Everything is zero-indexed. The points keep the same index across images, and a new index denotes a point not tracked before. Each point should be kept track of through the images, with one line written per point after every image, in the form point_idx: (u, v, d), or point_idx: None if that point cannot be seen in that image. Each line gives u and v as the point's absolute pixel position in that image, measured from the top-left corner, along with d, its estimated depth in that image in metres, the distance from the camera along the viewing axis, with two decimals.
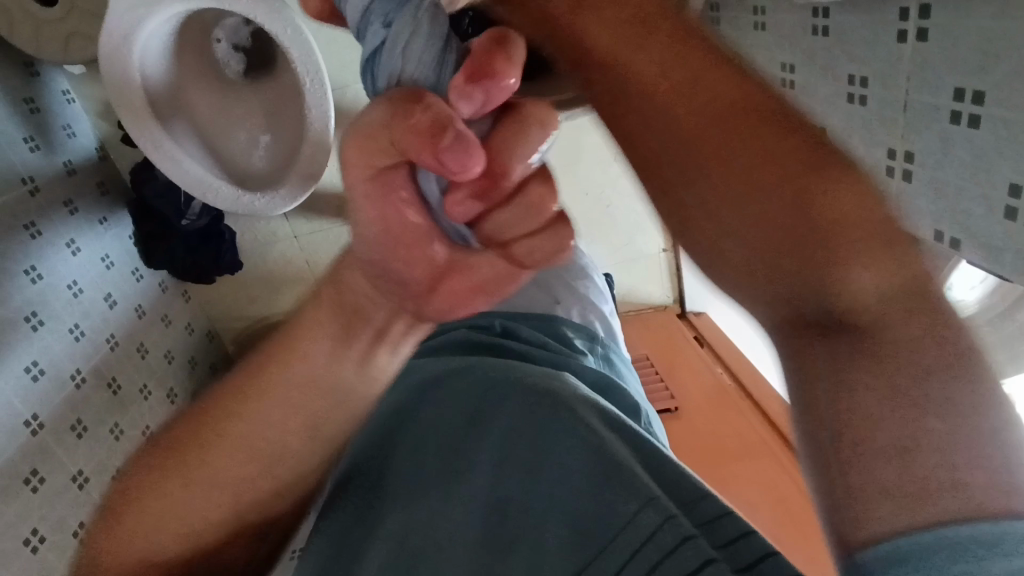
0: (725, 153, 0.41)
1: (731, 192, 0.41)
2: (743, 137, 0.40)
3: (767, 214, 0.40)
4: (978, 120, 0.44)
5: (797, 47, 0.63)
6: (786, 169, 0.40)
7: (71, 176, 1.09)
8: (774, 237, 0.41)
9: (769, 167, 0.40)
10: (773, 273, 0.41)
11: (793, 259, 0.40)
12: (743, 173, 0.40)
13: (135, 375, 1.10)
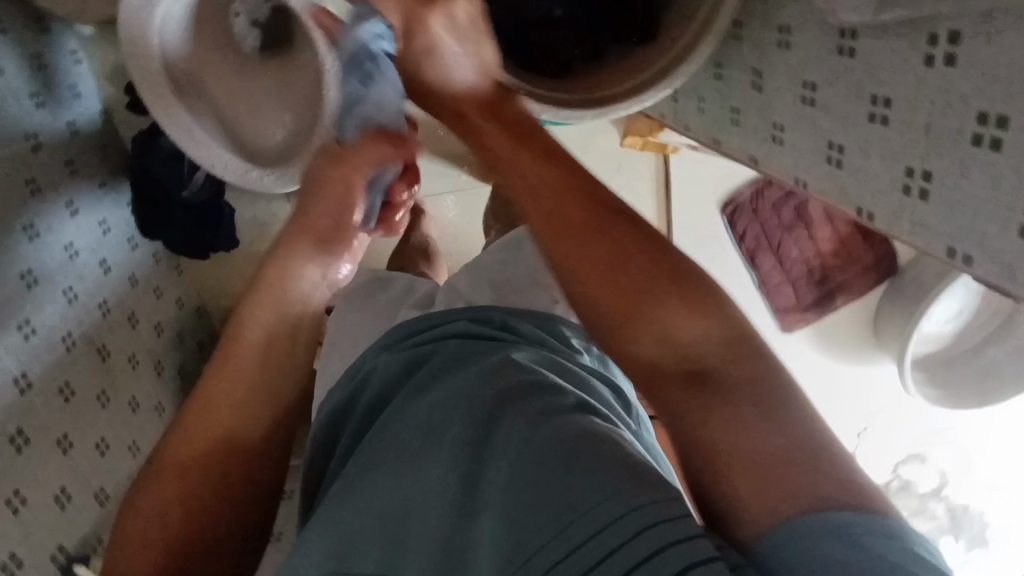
0: (586, 272, 0.54)
1: (603, 280, 0.53)
2: (588, 217, 0.55)
3: (623, 307, 0.53)
4: (1001, 143, 0.46)
5: (821, 66, 0.66)
6: (638, 265, 0.53)
7: (75, 137, 1.07)
8: (637, 317, 0.53)
9: (615, 255, 0.54)
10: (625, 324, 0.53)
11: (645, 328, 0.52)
12: (615, 277, 0.53)
13: (124, 344, 1.08)
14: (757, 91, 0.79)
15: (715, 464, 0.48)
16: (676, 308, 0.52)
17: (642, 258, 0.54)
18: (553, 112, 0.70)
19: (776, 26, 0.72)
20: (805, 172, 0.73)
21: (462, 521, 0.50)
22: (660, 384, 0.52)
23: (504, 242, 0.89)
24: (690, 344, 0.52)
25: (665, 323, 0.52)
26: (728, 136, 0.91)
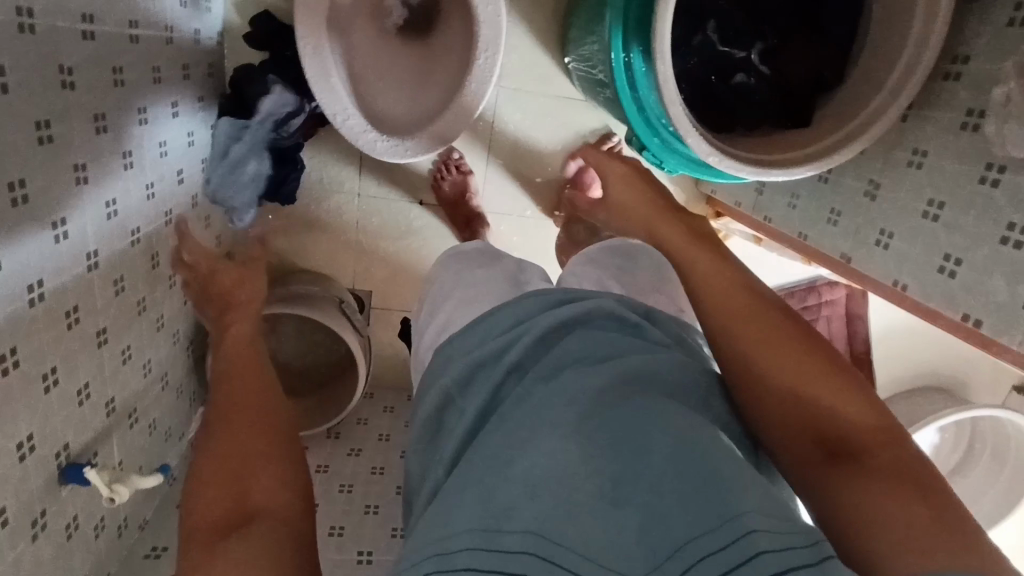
0: (747, 359, 0.64)
1: (766, 366, 0.63)
2: (764, 322, 0.66)
3: (779, 390, 0.62)
4: None
5: (953, 190, 0.76)
6: (807, 358, 0.63)
7: (196, 45, 1.05)
8: (787, 394, 0.61)
9: (782, 340, 0.65)
10: (783, 390, 0.62)
11: (798, 395, 0.61)
12: (774, 366, 0.63)
13: (171, 261, 1.01)
14: (868, 200, 0.90)
15: (849, 521, 0.53)
16: (827, 400, 0.60)
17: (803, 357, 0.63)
18: (719, 158, 0.77)
19: (910, 148, 0.83)
20: (908, 277, 0.82)
21: (610, 516, 0.45)
22: (809, 454, 0.58)
23: (617, 244, 0.87)
24: (828, 422, 0.59)
25: (822, 407, 0.60)
26: (817, 233, 1.00)
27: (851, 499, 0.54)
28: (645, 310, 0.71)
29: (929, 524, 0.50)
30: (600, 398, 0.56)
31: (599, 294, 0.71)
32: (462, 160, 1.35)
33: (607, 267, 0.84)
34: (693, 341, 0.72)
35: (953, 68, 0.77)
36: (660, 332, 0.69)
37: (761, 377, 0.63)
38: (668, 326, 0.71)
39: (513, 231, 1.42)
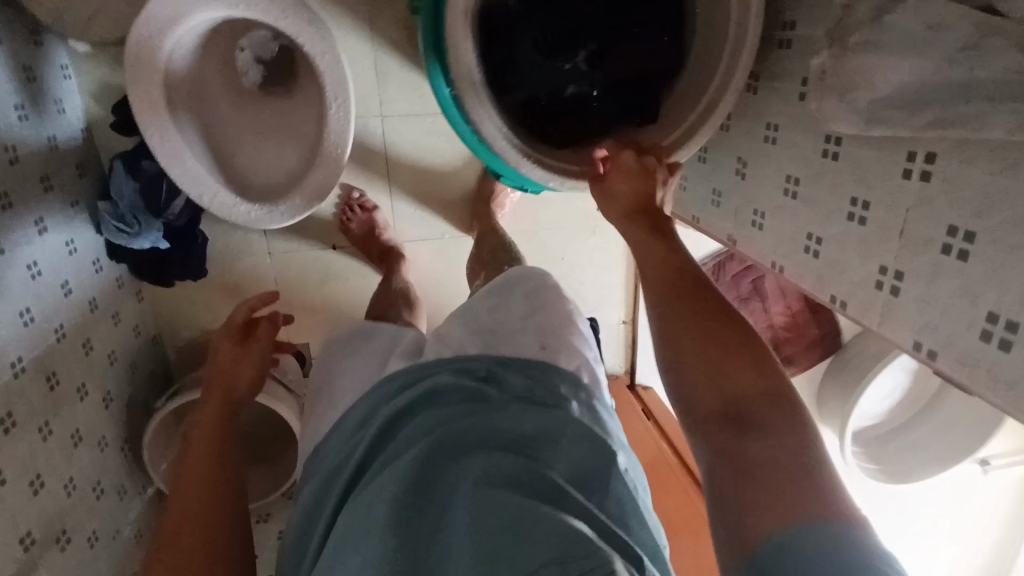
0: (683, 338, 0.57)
1: (692, 343, 0.57)
2: (696, 299, 0.60)
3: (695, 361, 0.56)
4: (968, 254, 0.53)
5: (804, 165, 0.72)
6: (724, 329, 0.57)
7: (53, 151, 1.03)
8: (707, 363, 0.56)
9: (700, 310, 0.59)
10: (688, 362, 0.57)
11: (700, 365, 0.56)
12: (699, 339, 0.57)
13: (75, 372, 1.01)
14: (740, 178, 0.86)
15: (733, 491, 0.49)
16: (750, 371, 0.54)
17: (702, 321, 0.58)
18: (557, 182, 0.77)
19: (765, 123, 0.79)
20: (781, 257, 0.79)
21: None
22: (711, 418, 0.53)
23: (495, 283, 0.86)
24: (729, 394, 0.54)
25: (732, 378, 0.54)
26: (707, 214, 0.97)
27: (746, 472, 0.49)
28: (488, 371, 0.72)
29: (788, 487, 0.47)
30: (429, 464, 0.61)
31: (440, 367, 0.73)
32: (365, 197, 1.33)
33: (477, 311, 0.81)
34: (547, 384, 0.70)
35: (783, 35, 0.73)
36: (504, 390, 0.70)
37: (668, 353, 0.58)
38: (514, 383, 0.70)
39: (435, 255, 1.41)
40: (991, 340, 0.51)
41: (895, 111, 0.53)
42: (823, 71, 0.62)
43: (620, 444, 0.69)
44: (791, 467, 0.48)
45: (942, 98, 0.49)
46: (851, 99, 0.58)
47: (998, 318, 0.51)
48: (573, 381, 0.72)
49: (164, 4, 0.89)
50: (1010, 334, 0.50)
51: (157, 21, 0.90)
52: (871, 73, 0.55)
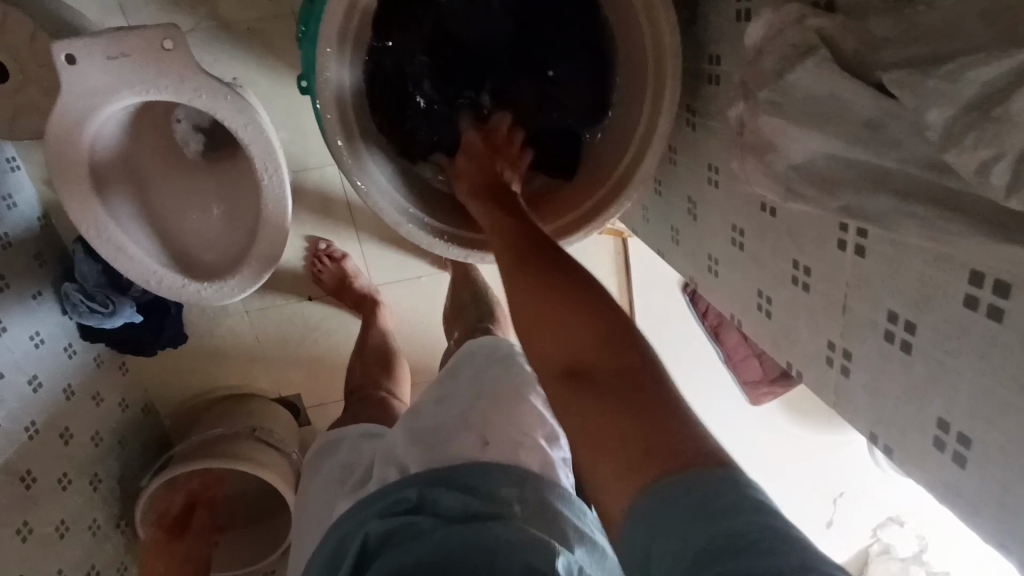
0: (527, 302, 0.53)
1: (544, 320, 0.50)
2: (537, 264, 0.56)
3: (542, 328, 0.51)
4: (911, 347, 0.44)
5: (745, 216, 0.64)
6: (552, 286, 0.53)
7: (5, 248, 1.03)
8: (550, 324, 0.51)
9: (536, 278, 0.54)
10: (528, 338, 0.52)
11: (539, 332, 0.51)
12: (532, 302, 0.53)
13: (54, 464, 1.03)
14: (693, 220, 0.78)
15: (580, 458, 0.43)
16: (595, 325, 0.48)
17: (546, 285, 0.53)
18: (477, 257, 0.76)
19: (705, 164, 0.70)
20: (738, 311, 0.71)
21: None
22: (562, 379, 0.47)
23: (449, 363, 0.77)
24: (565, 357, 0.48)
25: (576, 330, 0.49)
26: (670, 252, 0.89)
27: (596, 421, 0.43)
28: (418, 498, 0.59)
29: (635, 449, 0.40)
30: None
31: (364, 510, 0.60)
32: (332, 246, 1.29)
33: (423, 403, 0.72)
34: (493, 501, 0.58)
35: (710, 69, 0.64)
36: (440, 522, 0.57)
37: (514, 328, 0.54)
38: (449, 506, 0.58)
39: (413, 295, 1.37)
40: (945, 450, 0.43)
41: (810, 185, 0.45)
42: (745, 126, 0.54)
43: (583, 545, 0.57)
44: (630, 419, 0.42)
45: (853, 180, 0.41)
46: (769, 163, 0.50)
47: (948, 427, 0.42)
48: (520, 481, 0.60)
49: (75, 100, 0.85)
50: (962, 448, 0.41)
51: (71, 116, 0.86)
52: (783, 137, 0.46)
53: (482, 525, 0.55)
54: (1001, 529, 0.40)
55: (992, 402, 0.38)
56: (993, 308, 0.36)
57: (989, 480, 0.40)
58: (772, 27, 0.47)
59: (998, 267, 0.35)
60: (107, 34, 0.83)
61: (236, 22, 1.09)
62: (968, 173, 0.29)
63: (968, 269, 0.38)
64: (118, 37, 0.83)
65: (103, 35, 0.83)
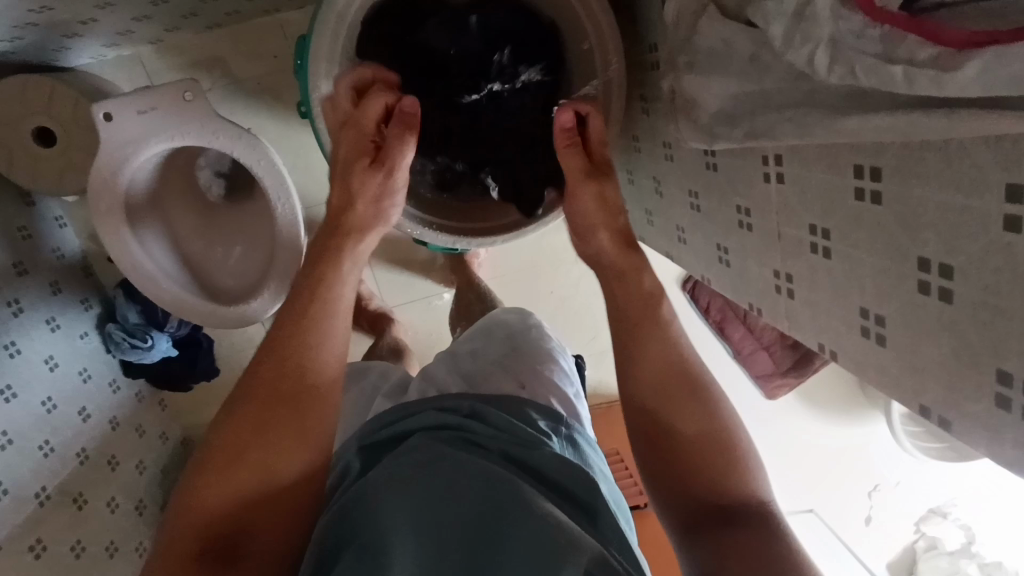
0: (678, 438, 0.65)
1: (680, 430, 0.65)
2: (692, 396, 0.65)
3: (691, 465, 0.63)
4: (830, 251, 0.50)
5: (697, 179, 0.72)
6: (690, 400, 0.65)
7: (56, 294, 1.15)
8: (685, 463, 0.64)
9: (680, 382, 0.66)
10: (671, 434, 0.65)
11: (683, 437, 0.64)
12: (691, 436, 0.64)
13: (102, 489, 1.10)
14: (660, 197, 0.85)
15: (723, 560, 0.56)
16: (736, 477, 0.62)
17: (685, 394, 0.65)
18: (467, 241, 0.85)
19: (661, 141, 0.78)
20: (706, 269, 0.77)
21: None
22: (696, 512, 0.61)
23: (475, 329, 0.87)
24: (707, 481, 0.62)
25: (719, 476, 0.62)
26: (648, 234, 0.96)
27: (724, 551, 0.56)
28: (470, 409, 0.67)
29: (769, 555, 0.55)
30: (446, 491, 0.56)
31: (422, 408, 0.68)
32: None
33: (458, 357, 0.82)
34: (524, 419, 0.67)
35: (652, 56, 0.73)
36: (488, 428, 0.64)
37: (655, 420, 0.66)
38: (495, 418, 0.65)
39: (427, 313, 1.46)
40: (870, 335, 0.48)
41: (724, 125, 0.53)
42: (676, 92, 0.62)
43: (604, 480, 0.65)
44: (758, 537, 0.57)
45: (751, 110, 0.48)
46: (697, 117, 0.58)
47: (868, 312, 0.48)
48: (551, 414, 0.69)
49: (112, 150, 0.99)
50: (881, 328, 0.47)
51: (109, 164, 0.99)
52: (700, 91, 0.55)
53: (529, 443, 0.62)
54: (920, 392, 0.44)
55: (891, 276, 0.44)
56: (873, 193, 0.43)
57: (903, 348, 0.45)
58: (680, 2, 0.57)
59: (870, 155, 0.42)
60: (138, 93, 0.98)
61: (247, 79, 1.23)
62: (802, 67, 0.37)
63: (852, 165, 0.44)
64: (146, 94, 0.98)
65: (134, 94, 0.98)
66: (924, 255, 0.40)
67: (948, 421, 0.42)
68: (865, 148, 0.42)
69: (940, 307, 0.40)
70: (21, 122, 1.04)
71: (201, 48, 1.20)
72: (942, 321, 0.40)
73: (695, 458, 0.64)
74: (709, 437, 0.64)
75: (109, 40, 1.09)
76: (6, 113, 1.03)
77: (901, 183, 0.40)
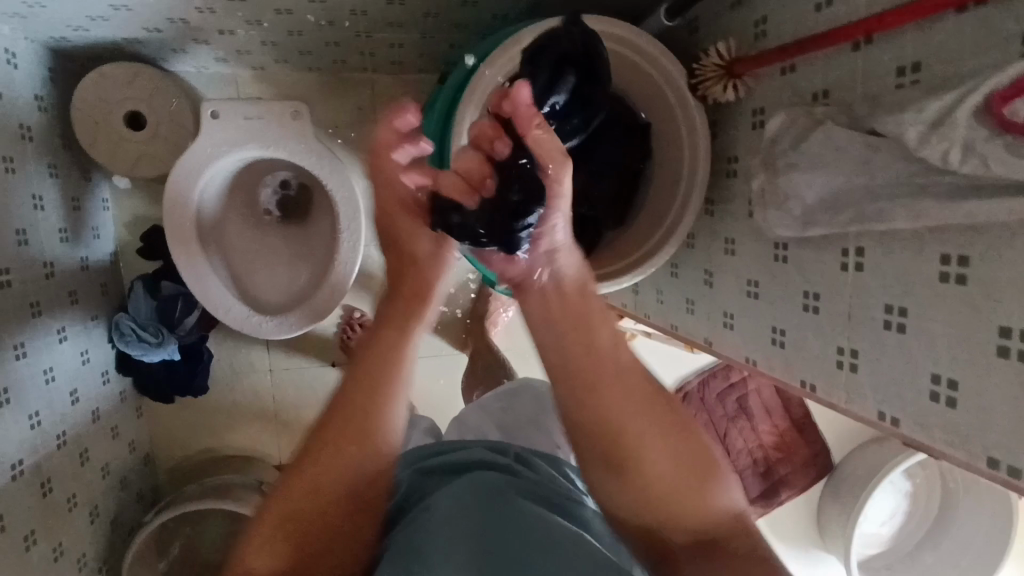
0: (637, 457, 0.62)
1: (628, 448, 0.63)
2: (667, 428, 0.63)
3: (663, 499, 0.62)
4: (905, 326, 0.61)
5: (760, 269, 0.83)
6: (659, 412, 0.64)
7: (82, 270, 1.13)
8: (662, 471, 0.62)
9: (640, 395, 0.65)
10: (619, 450, 0.63)
11: (640, 444, 0.62)
12: (674, 475, 0.62)
13: (69, 481, 1.01)
14: (708, 286, 0.96)
15: None
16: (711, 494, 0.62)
17: (649, 413, 0.64)
18: None
19: (723, 238, 0.90)
20: (754, 352, 0.86)
21: None
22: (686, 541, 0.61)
23: (504, 388, 0.95)
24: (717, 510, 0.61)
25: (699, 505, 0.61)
26: (684, 322, 1.05)
27: None
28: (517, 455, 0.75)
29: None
30: (492, 509, 0.59)
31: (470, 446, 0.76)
32: (364, 316, 1.37)
33: (490, 413, 0.91)
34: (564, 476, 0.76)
35: (729, 166, 0.87)
36: (535, 474, 0.71)
37: (613, 442, 0.63)
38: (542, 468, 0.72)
39: (434, 372, 1.47)
40: (939, 399, 0.58)
41: (823, 214, 0.65)
42: (764, 191, 0.74)
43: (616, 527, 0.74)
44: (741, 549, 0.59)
45: (856, 201, 0.60)
46: (787, 208, 0.70)
47: (940, 378, 0.57)
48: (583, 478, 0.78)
49: (207, 145, 1.04)
50: (953, 391, 0.56)
51: (199, 156, 1.04)
52: (797, 186, 0.67)
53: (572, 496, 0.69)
54: (990, 444, 0.53)
55: (970, 345, 0.54)
56: (959, 275, 0.55)
57: (976, 407, 0.54)
58: (787, 122, 0.71)
59: (960, 245, 0.54)
60: (249, 102, 1.05)
61: (325, 120, 1.32)
62: (936, 161, 0.49)
63: (939, 254, 0.56)
64: (256, 105, 1.05)
65: (245, 102, 1.05)
66: (1004, 324, 0.51)
67: (1019, 469, 0.50)
68: (956, 239, 0.54)
69: (1017, 366, 0.50)
70: (116, 104, 1.09)
71: (294, 85, 1.29)
72: (1020, 377, 0.50)
73: (654, 466, 0.62)
74: (672, 441, 0.63)
75: (221, 55, 1.17)
76: (107, 92, 1.09)
77: (990, 267, 0.52)
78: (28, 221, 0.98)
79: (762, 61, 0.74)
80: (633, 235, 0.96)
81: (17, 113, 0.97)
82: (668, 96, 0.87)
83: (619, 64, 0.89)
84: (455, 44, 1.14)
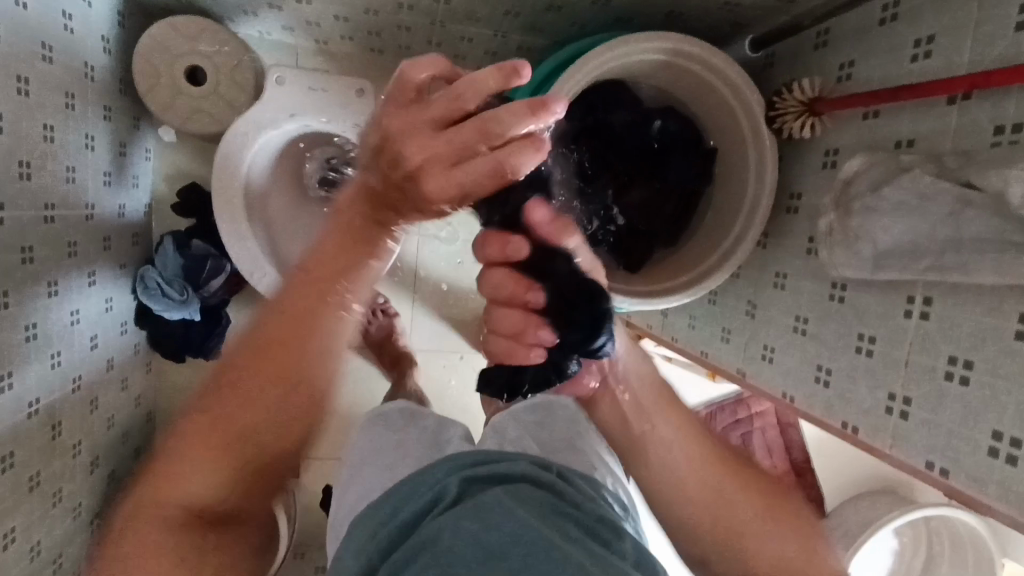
0: (724, 511, 0.76)
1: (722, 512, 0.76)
2: (739, 485, 0.77)
3: (737, 546, 0.75)
4: (969, 379, 0.62)
5: (812, 306, 0.83)
6: (731, 469, 0.78)
7: (118, 217, 1.11)
8: (747, 526, 0.75)
9: (717, 459, 0.79)
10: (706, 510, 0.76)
11: (722, 502, 0.76)
12: (755, 527, 0.75)
13: (77, 429, 0.98)
14: (749, 317, 0.96)
15: None
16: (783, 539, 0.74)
17: (726, 472, 0.78)
18: None
19: (773, 272, 0.91)
20: (793, 388, 0.86)
21: None
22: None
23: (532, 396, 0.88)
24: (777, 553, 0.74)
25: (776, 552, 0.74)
26: (716, 350, 1.06)
27: None
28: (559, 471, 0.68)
29: None
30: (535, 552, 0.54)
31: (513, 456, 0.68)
32: (388, 303, 1.36)
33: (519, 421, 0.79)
34: (604, 501, 0.70)
35: (791, 202, 0.88)
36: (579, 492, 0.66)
37: (699, 501, 0.77)
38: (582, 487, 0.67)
39: (447, 369, 1.45)
40: (999, 455, 0.58)
41: (897, 259, 0.65)
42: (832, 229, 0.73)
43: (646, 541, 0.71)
44: None
45: (938, 250, 0.61)
46: (855, 250, 0.69)
47: (1002, 435, 0.58)
48: (620, 500, 0.73)
49: (269, 109, 1.04)
50: (1015, 449, 0.57)
51: (258, 118, 1.04)
52: (871, 228, 0.67)
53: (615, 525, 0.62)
54: None
55: None
56: None
57: None
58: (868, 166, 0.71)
59: None
60: (316, 73, 1.05)
61: None
62: None
63: (1017, 313, 0.57)
64: (322, 76, 1.05)
65: (312, 72, 1.05)
66: None
67: None
68: None
69: None
70: (181, 56, 1.08)
71: (353, 64, 1.29)
72: None
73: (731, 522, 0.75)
74: (749, 496, 0.76)
75: (289, 24, 1.17)
76: (171, 42, 1.08)
77: None
78: (78, 159, 0.96)
79: (844, 103, 0.76)
80: (685, 256, 0.96)
81: (85, 51, 0.96)
82: (742, 123, 0.88)
83: (699, 86, 0.90)
84: (525, 46, 1.14)
